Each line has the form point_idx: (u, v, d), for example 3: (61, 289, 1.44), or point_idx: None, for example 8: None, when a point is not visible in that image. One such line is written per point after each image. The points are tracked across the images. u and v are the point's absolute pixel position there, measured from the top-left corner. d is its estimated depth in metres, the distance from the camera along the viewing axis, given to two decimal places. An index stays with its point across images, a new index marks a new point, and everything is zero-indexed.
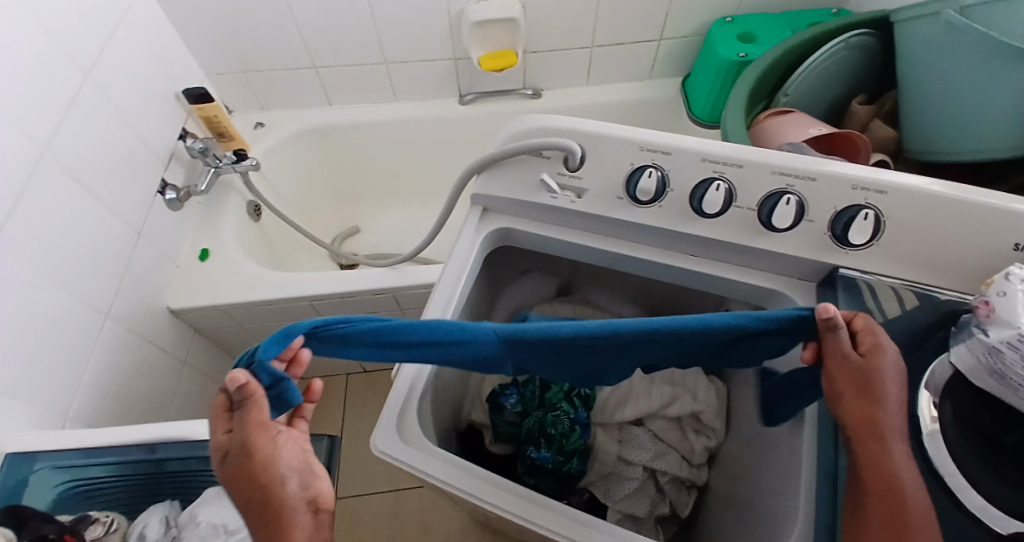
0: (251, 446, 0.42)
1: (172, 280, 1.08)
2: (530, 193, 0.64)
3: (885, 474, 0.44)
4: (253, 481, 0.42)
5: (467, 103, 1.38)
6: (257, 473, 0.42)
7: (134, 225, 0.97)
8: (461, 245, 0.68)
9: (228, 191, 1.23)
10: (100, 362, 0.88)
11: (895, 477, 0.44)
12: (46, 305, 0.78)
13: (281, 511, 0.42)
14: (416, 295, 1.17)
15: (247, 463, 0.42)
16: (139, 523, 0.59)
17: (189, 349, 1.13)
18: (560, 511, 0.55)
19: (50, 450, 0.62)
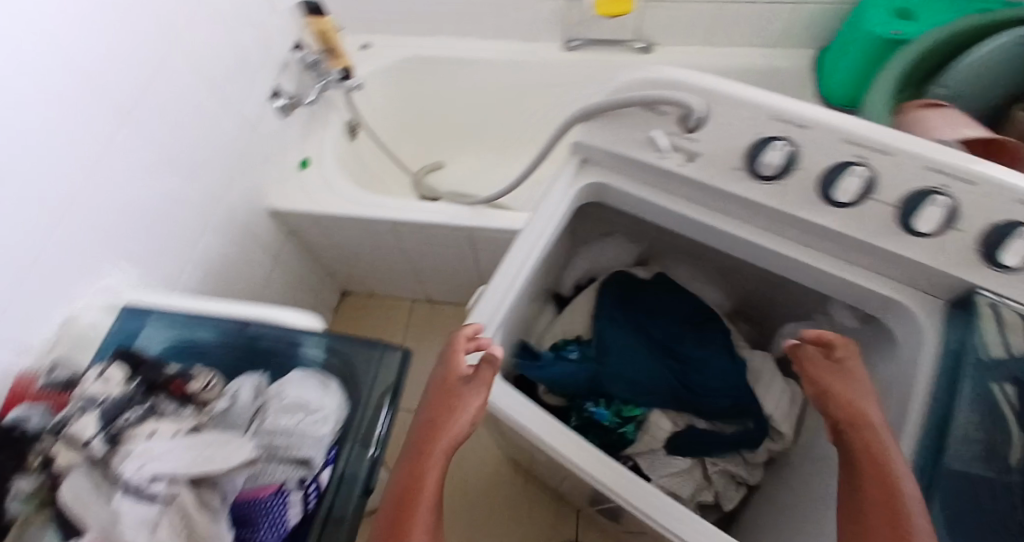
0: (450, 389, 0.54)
1: (273, 184, 1.15)
2: (637, 148, 0.60)
3: (874, 452, 0.48)
4: (437, 407, 0.53)
5: (571, 49, 1.30)
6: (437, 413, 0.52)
7: (246, 127, 1.02)
8: (555, 194, 0.66)
9: (329, 108, 1.26)
10: (209, 247, 0.96)
11: (870, 445, 0.48)
12: (168, 189, 0.84)
13: (441, 434, 0.50)
14: (493, 238, 1.18)
15: (440, 403, 0.53)
16: (232, 386, 0.61)
17: (282, 251, 1.21)
18: (612, 467, 0.55)
19: (165, 312, 0.69)
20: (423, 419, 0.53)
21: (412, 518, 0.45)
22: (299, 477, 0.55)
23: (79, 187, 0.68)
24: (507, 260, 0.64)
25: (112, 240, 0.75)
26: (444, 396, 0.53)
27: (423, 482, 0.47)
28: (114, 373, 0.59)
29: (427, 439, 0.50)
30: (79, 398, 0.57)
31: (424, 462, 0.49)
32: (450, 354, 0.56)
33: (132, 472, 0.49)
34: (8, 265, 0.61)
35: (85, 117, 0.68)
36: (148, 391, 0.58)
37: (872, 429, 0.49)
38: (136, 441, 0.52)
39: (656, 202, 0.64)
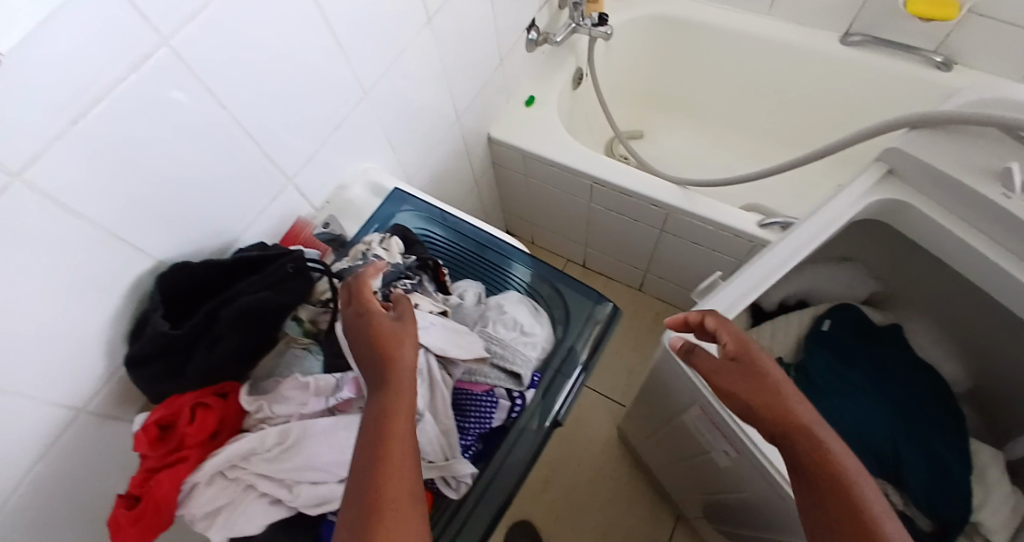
0: (380, 363, 0.47)
1: (499, 112, 1.19)
2: (981, 179, 0.52)
3: (823, 467, 0.45)
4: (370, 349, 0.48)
5: (848, 44, 1.15)
6: (388, 402, 0.45)
7: (502, 51, 1.05)
8: (846, 199, 0.58)
9: (569, 51, 1.26)
10: (442, 155, 1.02)
11: (825, 459, 0.45)
12: (437, 94, 0.89)
13: (390, 372, 0.46)
14: (691, 227, 1.12)
15: (379, 384, 0.46)
16: (459, 287, 0.66)
17: (482, 177, 1.26)
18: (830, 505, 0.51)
19: (418, 198, 0.75)
20: (371, 407, 0.45)
21: (389, 470, 0.42)
22: (508, 387, 0.56)
23: (385, 71, 0.74)
24: (764, 254, 0.58)
25: (389, 127, 0.81)
26: (371, 337, 0.48)
27: (396, 436, 0.43)
28: (393, 244, 0.64)
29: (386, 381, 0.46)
30: (365, 255, 0.63)
31: (393, 411, 0.45)
32: (365, 307, 0.50)
33: None
34: (324, 122, 0.68)
35: (407, 9, 0.72)
36: (418, 269, 0.63)
37: (818, 440, 0.46)
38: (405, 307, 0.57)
39: (980, 246, 0.53)
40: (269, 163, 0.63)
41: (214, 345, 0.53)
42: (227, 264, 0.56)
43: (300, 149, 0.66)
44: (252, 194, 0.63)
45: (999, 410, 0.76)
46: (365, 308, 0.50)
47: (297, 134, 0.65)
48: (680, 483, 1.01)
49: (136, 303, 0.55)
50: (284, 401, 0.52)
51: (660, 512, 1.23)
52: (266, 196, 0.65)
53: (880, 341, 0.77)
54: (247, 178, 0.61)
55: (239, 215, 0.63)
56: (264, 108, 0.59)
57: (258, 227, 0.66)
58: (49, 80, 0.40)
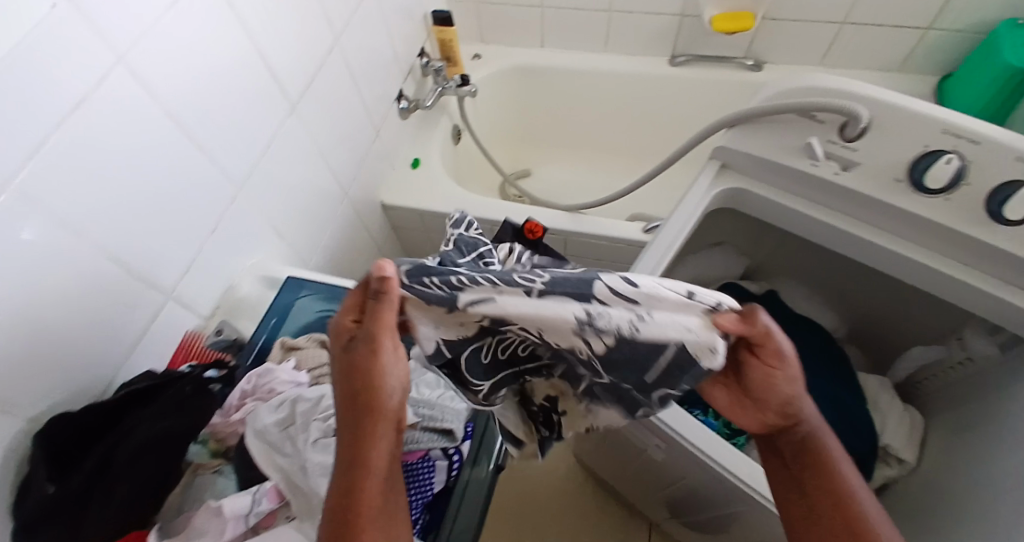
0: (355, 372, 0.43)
1: (386, 179, 1.22)
2: (790, 155, 0.60)
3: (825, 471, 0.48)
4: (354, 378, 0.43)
5: (677, 65, 1.32)
6: (365, 416, 0.43)
7: (375, 124, 1.09)
8: (694, 196, 0.66)
9: (441, 111, 1.33)
10: (338, 232, 1.02)
11: (825, 458, 0.48)
12: (318, 177, 0.91)
13: (371, 411, 0.43)
14: (589, 246, 1.19)
15: (357, 386, 0.43)
16: None
17: (385, 243, 1.28)
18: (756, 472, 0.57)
19: (317, 281, 0.71)
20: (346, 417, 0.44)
21: (366, 518, 0.42)
22: (443, 447, 0.56)
23: (254, 166, 0.75)
24: (641, 261, 0.64)
25: (272, 216, 0.80)
26: (352, 368, 0.43)
27: (366, 478, 0.43)
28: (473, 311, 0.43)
29: (366, 417, 0.43)
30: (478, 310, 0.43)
31: (369, 454, 0.43)
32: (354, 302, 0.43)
33: (320, 423, 0.50)
34: (198, 230, 0.67)
35: (265, 104, 0.74)
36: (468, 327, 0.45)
37: (840, 475, 0.48)
38: (318, 392, 0.52)
39: (817, 215, 0.62)
40: (143, 283, 0.60)
41: (112, 493, 0.48)
42: (120, 400, 0.53)
43: (177, 263, 0.64)
44: (128, 319, 0.60)
45: (877, 341, 0.86)
46: (378, 317, 0.41)
47: (173, 246, 0.63)
48: (640, 489, 1.03)
49: (14, 468, 0.50)
50: (198, 535, 0.47)
51: (634, 524, 1.24)
52: (146, 316, 0.62)
53: (765, 308, 0.85)
54: (120, 305, 0.58)
55: (119, 345, 0.59)
56: (122, 232, 0.56)
57: (143, 351, 0.62)
58: None
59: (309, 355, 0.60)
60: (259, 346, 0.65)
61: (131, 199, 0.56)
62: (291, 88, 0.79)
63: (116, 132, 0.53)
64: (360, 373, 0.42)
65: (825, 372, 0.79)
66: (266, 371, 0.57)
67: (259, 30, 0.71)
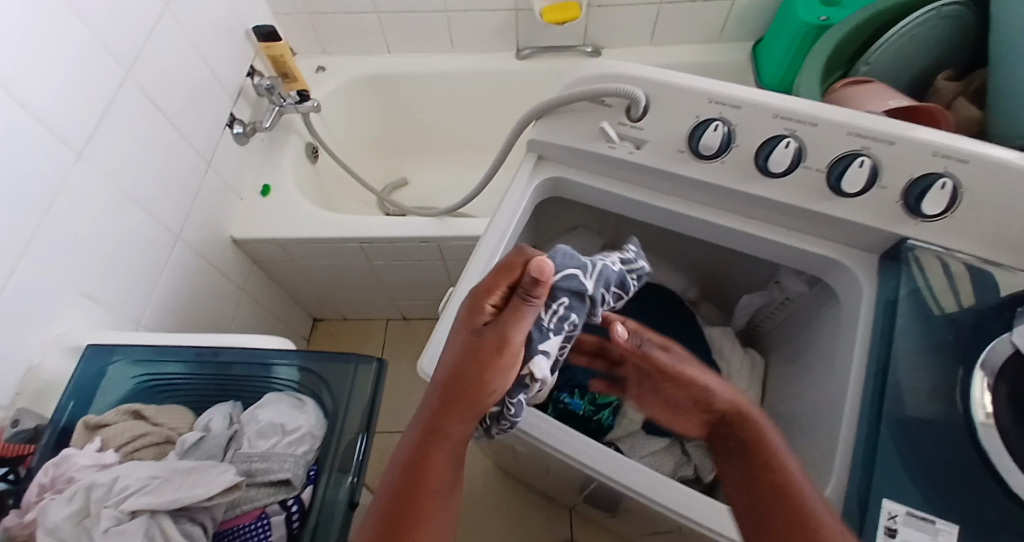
0: (485, 352, 0.45)
1: (235, 212, 1.14)
2: (589, 141, 0.63)
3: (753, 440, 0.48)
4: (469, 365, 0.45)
5: (524, 57, 1.34)
6: (473, 394, 0.44)
7: (205, 155, 1.01)
8: (513, 192, 0.67)
9: (288, 132, 1.26)
10: (178, 279, 0.94)
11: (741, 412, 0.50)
12: (135, 225, 0.82)
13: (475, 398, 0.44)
14: (461, 248, 1.19)
15: (473, 362, 0.45)
16: (203, 418, 0.59)
17: (248, 278, 1.20)
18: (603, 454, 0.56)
19: (130, 344, 0.64)
20: (445, 391, 0.45)
21: (415, 503, 0.41)
22: (281, 499, 0.53)
23: (38, 230, 0.66)
24: (472, 262, 0.63)
25: (76, 278, 0.72)
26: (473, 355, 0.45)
27: (427, 472, 0.43)
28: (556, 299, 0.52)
29: (454, 406, 0.44)
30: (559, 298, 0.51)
31: (437, 442, 0.44)
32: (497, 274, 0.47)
33: (111, 511, 0.44)
34: None
35: (39, 158, 0.66)
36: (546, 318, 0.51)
37: (779, 456, 0.46)
38: (112, 476, 0.47)
39: (629, 193, 0.65)
40: None
41: None
42: None
43: None
44: None
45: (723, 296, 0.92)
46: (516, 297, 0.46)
47: None
48: (543, 477, 1.05)
49: None
50: None
51: (553, 510, 1.27)
52: None
53: None
54: None
55: None
56: None
57: None
58: None
59: (114, 431, 0.54)
60: (60, 427, 0.58)
61: None
62: (73, 135, 0.71)
63: None
64: (485, 366, 0.44)
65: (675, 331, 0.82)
66: (61, 459, 0.51)
67: (13, 76, 0.63)
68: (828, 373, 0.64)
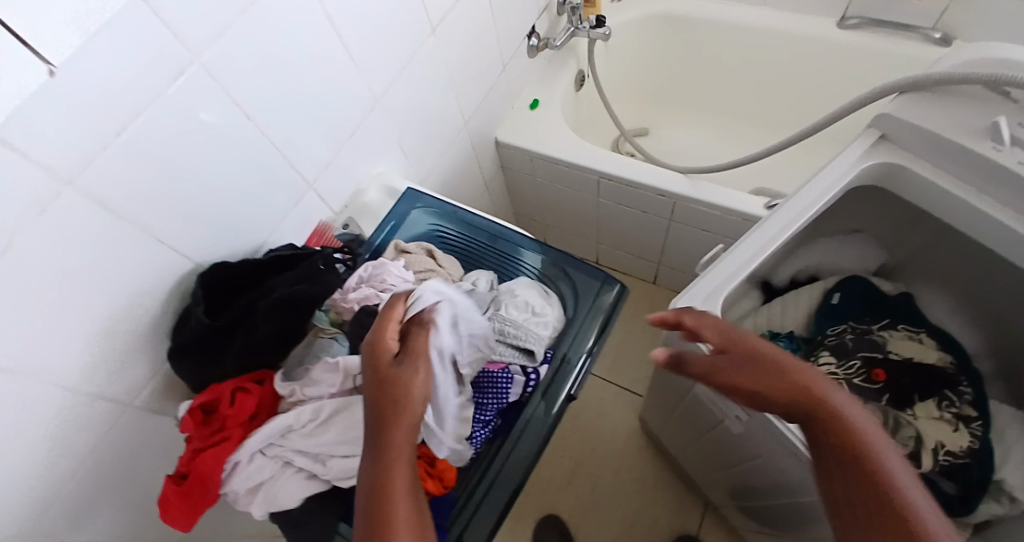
0: (390, 385, 0.46)
1: (505, 116, 1.23)
2: (969, 134, 0.53)
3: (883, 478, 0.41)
4: (375, 437, 0.45)
5: (847, 27, 1.17)
6: (398, 421, 0.45)
7: (504, 58, 1.09)
8: (840, 166, 0.60)
9: (569, 54, 1.30)
10: (453, 160, 1.06)
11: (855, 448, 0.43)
12: (446, 101, 0.94)
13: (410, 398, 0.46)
14: (698, 214, 1.13)
15: (386, 400, 0.45)
16: (472, 276, 0.68)
17: (493, 179, 1.30)
18: None
19: (430, 197, 0.77)
20: (374, 426, 0.45)
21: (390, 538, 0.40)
22: (523, 364, 0.60)
23: (393, 82, 0.78)
24: (761, 226, 0.60)
25: (400, 132, 0.85)
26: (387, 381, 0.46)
27: (394, 467, 0.43)
28: None
29: (384, 422, 0.45)
30: None
31: (388, 448, 0.44)
32: (381, 323, 0.50)
33: None
34: (338, 132, 0.72)
35: (411, 22, 0.77)
36: None
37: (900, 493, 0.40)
38: None
39: (995, 211, 0.53)
40: (291, 170, 0.67)
41: (251, 335, 0.56)
42: (267, 262, 0.62)
43: (318, 158, 0.70)
44: (275, 199, 0.67)
45: None
46: (378, 332, 0.49)
47: (314, 140, 0.69)
48: (702, 466, 1.01)
49: (174, 301, 0.59)
50: (316, 384, 0.55)
51: (687, 500, 1.23)
52: (289, 200, 0.69)
53: (892, 308, 0.75)
54: (269, 186, 0.65)
55: (264, 220, 0.67)
56: (277, 121, 0.63)
57: (282, 231, 0.70)
58: (86, 106, 0.44)
59: (416, 259, 0.66)
60: (376, 245, 0.72)
61: (285, 92, 0.62)
62: (436, 9, 0.81)
63: (286, 29, 0.58)
64: (403, 383, 0.46)
65: (964, 384, 0.67)
66: (379, 264, 0.63)
67: None
68: None
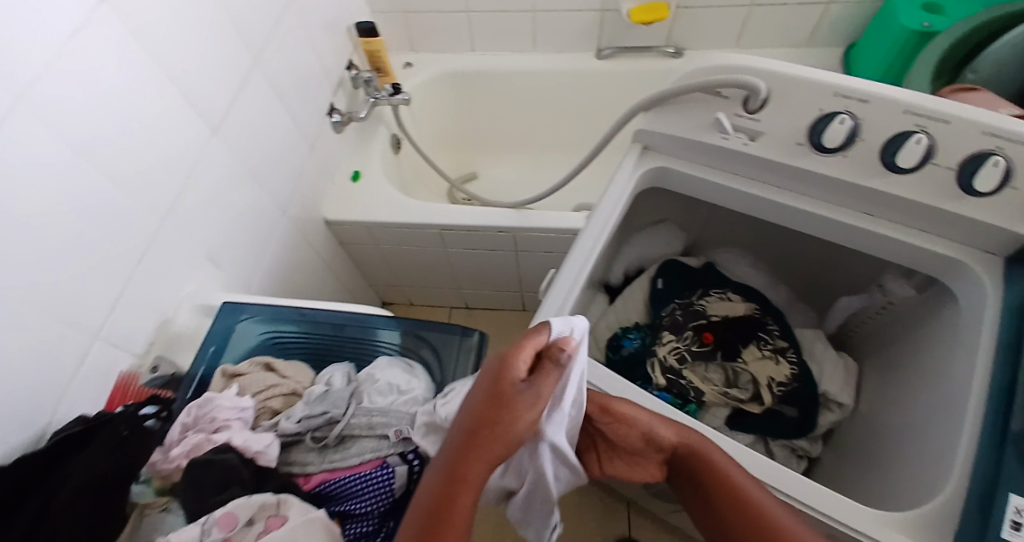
0: (504, 397, 0.39)
1: (329, 194, 1.20)
2: (701, 131, 0.64)
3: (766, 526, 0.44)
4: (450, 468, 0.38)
5: (605, 57, 1.35)
6: (495, 437, 0.39)
7: (308, 140, 1.07)
8: (620, 177, 0.68)
9: (377, 122, 1.32)
10: (280, 253, 1.00)
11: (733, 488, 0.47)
12: (253, 198, 0.89)
13: (497, 447, 0.38)
14: (537, 240, 1.21)
15: (491, 411, 0.39)
16: (324, 375, 0.63)
17: (333, 258, 1.26)
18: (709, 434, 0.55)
19: (257, 304, 0.71)
20: (461, 435, 0.39)
21: None
22: (400, 451, 0.56)
23: (182, 194, 0.73)
24: (574, 248, 0.65)
25: (206, 244, 0.79)
26: (499, 396, 0.39)
27: (459, 510, 0.36)
28: None
29: (479, 446, 0.38)
30: None
31: (460, 488, 0.37)
32: (517, 342, 0.42)
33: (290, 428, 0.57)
34: (121, 266, 0.64)
35: (185, 132, 0.72)
36: None
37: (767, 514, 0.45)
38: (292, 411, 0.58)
39: (736, 186, 0.65)
40: (67, 324, 0.58)
41: None
42: (49, 448, 0.52)
43: (102, 301, 0.62)
44: (54, 362, 0.57)
45: (813, 298, 0.89)
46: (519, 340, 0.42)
47: (92, 284, 0.60)
48: None
49: None
50: None
51: (610, 503, 1.26)
52: (74, 358, 0.59)
53: (704, 278, 0.86)
54: (41, 351, 0.55)
55: (46, 392, 0.56)
56: (33, 278, 0.54)
57: (75, 395, 0.60)
58: None
59: (250, 380, 0.61)
60: (199, 375, 0.64)
61: (32, 245, 0.53)
62: (212, 113, 0.77)
63: (20, 176, 0.51)
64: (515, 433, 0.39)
65: (771, 323, 0.80)
66: (206, 400, 0.57)
67: (171, 56, 0.69)
68: (941, 383, 0.62)
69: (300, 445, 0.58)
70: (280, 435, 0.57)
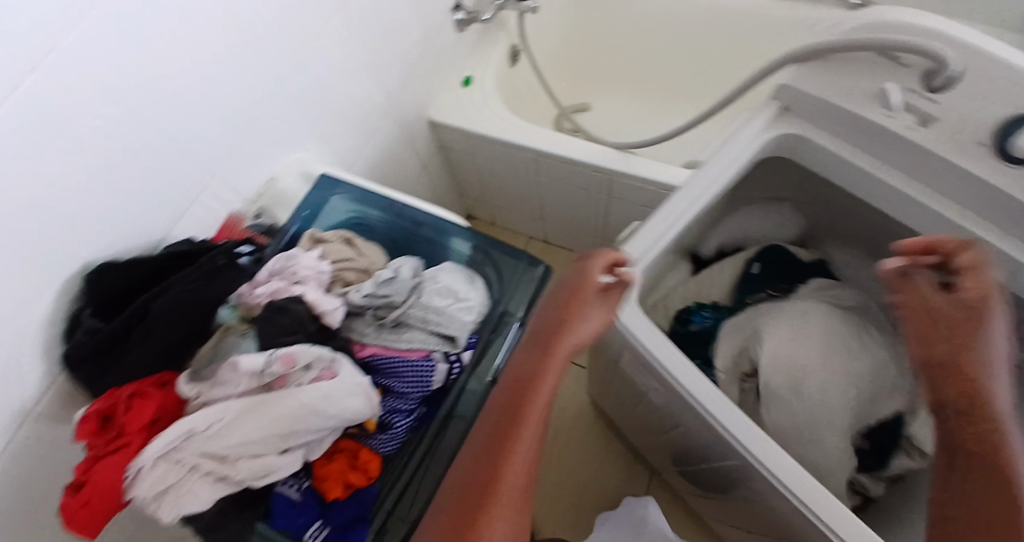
0: (954, 318, 0.47)
1: (438, 95, 1.19)
2: (861, 99, 0.56)
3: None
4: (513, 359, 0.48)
5: None
6: (955, 324, 0.46)
7: (428, 33, 1.05)
8: (745, 136, 0.62)
9: (500, 28, 1.27)
10: (381, 141, 1.02)
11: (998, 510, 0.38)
12: (365, 81, 0.90)
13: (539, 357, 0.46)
14: (633, 188, 1.14)
15: (938, 325, 0.47)
16: (395, 262, 0.67)
17: (429, 160, 1.27)
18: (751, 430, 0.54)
19: (349, 182, 0.74)
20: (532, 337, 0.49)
21: (483, 491, 0.40)
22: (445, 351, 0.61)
23: (300, 61, 0.74)
24: (669, 204, 0.61)
25: (315, 115, 0.81)
26: (956, 317, 0.46)
27: (529, 404, 0.44)
28: None
29: (541, 346, 0.47)
30: None
31: (527, 387, 0.45)
32: (975, 275, 0.47)
33: (356, 299, 0.62)
34: (235, 118, 0.67)
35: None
36: None
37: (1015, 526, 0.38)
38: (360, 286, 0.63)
39: (880, 174, 0.57)
40: (186, 160, 0.63)
41: (146, 338, 0.54)
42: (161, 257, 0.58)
43: (218, 146, 0.67)
44: (172, 193, 0.63)
45: None
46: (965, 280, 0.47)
47: (212, 129, 0.65)
48: (643, 434, 1.03)
49: (66, 306, 0.56)
50: (222, 384, 0.53)
51: (633, 466, 1.26)
52: (189, 193, 0.65)
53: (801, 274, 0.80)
54: (164, 177, 0.61)
55: (162, 213, 0.63)
56: (153, 104, 0.57)
57: (186, 225, 0.66)
58: None
59: (333, 249, 0.66)
60: (292, 231, 0.70)
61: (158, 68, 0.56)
62: None
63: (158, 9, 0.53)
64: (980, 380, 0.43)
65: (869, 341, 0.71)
66: (292, 256, 0.63)
67: None
68: None
69: (360, 318, 0.63)
70: (347, 305, 0.62)
